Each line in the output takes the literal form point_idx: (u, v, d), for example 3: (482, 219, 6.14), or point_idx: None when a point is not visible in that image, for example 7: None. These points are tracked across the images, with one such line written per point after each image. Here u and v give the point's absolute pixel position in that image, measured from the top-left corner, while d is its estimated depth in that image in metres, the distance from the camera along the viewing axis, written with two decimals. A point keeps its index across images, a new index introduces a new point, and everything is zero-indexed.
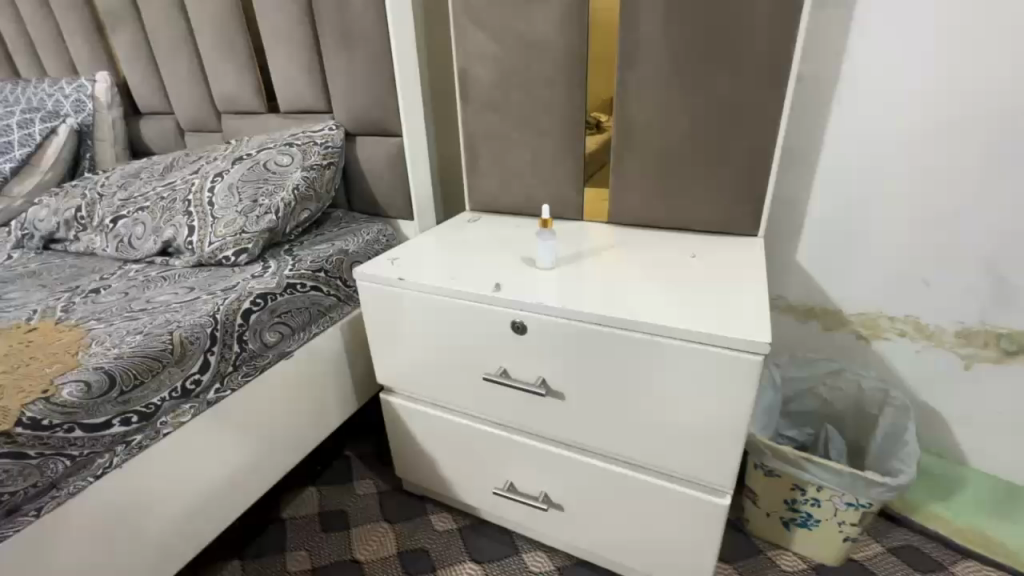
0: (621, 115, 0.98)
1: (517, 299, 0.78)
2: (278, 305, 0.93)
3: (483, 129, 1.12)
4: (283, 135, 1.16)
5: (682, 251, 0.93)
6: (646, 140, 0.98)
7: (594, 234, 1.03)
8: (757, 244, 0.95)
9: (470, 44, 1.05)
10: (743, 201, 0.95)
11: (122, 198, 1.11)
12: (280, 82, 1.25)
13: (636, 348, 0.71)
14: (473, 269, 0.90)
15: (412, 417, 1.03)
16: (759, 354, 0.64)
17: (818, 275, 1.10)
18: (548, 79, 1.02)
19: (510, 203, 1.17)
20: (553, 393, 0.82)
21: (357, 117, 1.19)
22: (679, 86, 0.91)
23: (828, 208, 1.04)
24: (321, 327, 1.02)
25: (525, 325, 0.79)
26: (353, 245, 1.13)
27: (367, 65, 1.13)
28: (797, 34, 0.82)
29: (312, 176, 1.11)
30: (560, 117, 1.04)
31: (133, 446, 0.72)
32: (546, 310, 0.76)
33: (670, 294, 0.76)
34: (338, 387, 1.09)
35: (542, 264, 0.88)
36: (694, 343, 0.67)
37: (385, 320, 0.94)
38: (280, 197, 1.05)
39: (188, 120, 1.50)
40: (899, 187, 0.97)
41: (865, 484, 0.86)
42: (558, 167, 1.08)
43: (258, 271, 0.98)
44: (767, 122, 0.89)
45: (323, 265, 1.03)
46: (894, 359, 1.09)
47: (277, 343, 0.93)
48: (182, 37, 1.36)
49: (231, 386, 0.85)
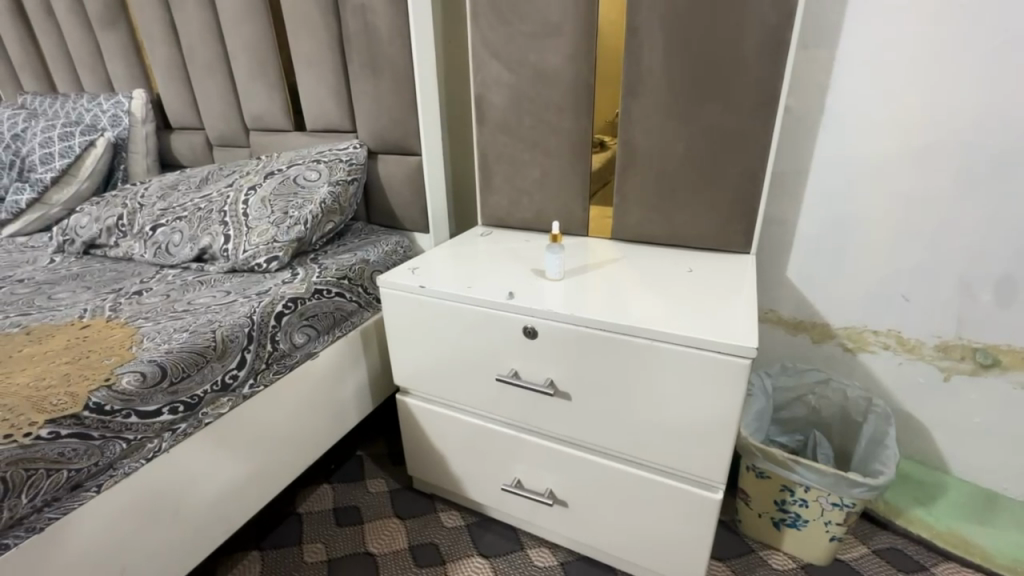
0: (625, 140, 1.07)
1: (528, 306, 0.86)
2: (306, 309, 1.01)
3: (496, 150, 1.21)
4: (311, 153, 1.25)
5: (680, 265, 1.01)
6: (648, 163, 1.06)
7: (597, 249, 1.12)
8: (748, 260, 1.04)
9: (487, 72, 1.15)
10: (736, 220, 1.03)
11: (161, 208, 1.20)
12: (309, 104, 1.35)
13: (637, 351, 0.79)
14: (488, 278, 0.98)
15: (425, 415, 1.10)
16: (748, 358, 0.71)
17: (807, 290, 1.18)
18: (557, 106, 1.11)
19: (519, 218, 1.26)
20: (560, 394, 0.89)
21: (379, 136, 1.29)
22: (677, 115, 1.00)
23: (815, 227, 1.12)
24: (343, 330, 1.10)
25: (536, 329, 0.86)
26: (373, 255, 1.22)
27: (390, 90, 1.22)
28: (785, 72, 0.92)
29: (337, 191, 1.20)
30: (568, 141, 1.13)
31: (179, 433, 0.80)
32: (555, 316, 0.84)
33: (667, 303, 0.84)
34: (355, 387, 1.16)
35: (551, 275, 0.96)
36: (689, 346, 0.74)
37: (404, 324, 1.02)
38: (308, 209, 1.14)
39: (217, 135, 1.60)
40: (879, 211, 1.06)
41: (848, 485, 0.92)
42: (566, 187, 1.17)
43: (288, 277, 1.06)
44: (757, 150, 0.97)
45: (347, 273, 1.12)
46: (878, 369, 1.16)
47: (305, 344, 1.00)
48: (216, 60, 1.46)
49: (264, 382, 0.93)
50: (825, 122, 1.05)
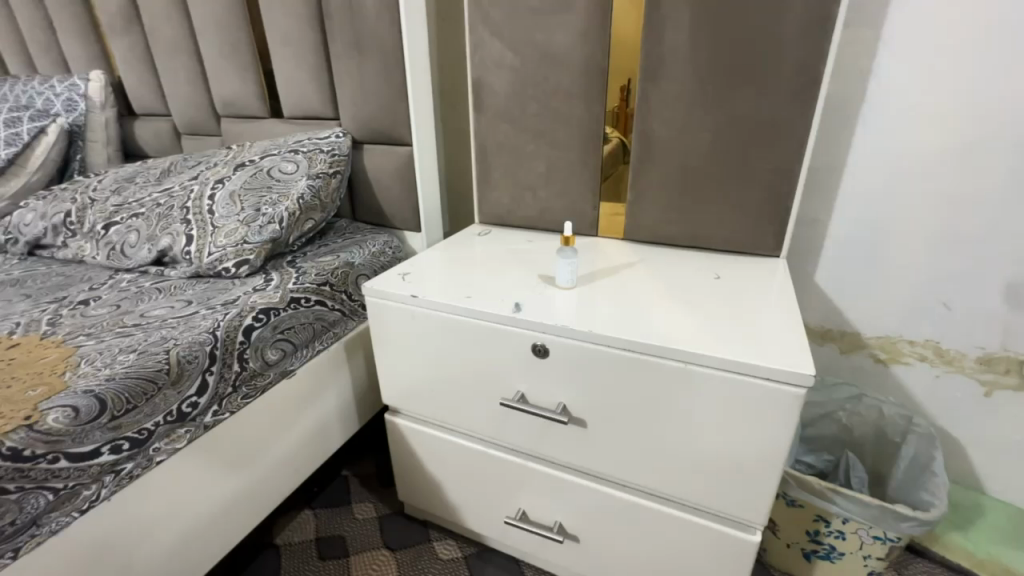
0: (643, 129, 0.95)
1: (539, 321, 0.74)
2: (281, 321, 0.88)
3: (496, 140, 1.09)
4: (287, 142, 1.12)
5: (705, 272, 0.90)
6: (667, 157, 0.94)
7: (609, 252, 1.00)
8: (779, 266, 0.93)
9: (486, 53, 1.02)
10: (766, 220, 0.92)
11: (115, 204, 1.05)
12: (286, 88, 1.21)
13: (666, 376, 0.67)
14: (489, 287, 0.86)
15: (418, 438, 0.98)
16: (803, 387, 0.60)
17: (836, 297, 1.08)
18: (566, 91, 0.99)
19: (521, 216, 1.14)
20: (575, 420, 0.78)
21: (365, 124, 1.15)
22: (703, 101, 0.88)
23: (848, 229, 1.02)
24: (324, 344, 0.97)
25: (547, 348, 0.75)
26: (359, 257, 1.09)
27: (377, 72, 1.09)
28: (829, 52, 0.80)
29: (317, 185, 1.07)
30: (578, 131, 1.01)
31: (122, 476, 0.67)
32: (571, 334, 0.72)
33: (698, 318, 0.73)
34: (339, 406, 1.03)
35: (561, 283, 0.84)
36: (731, 372, 0.63)
37: (394, 338, 0.90)
38: (284, 206, 1.01)
39: (185, 122, 1.44)
40: (920, 211, 0.96)
41: (895, 518, 0.83)
42: (574, 182, 1.05)
43: (260, 284, 0.93)
44: (794, 141, 0.86)
45: (328, 278, 0.99)
46: (912, 383, 1.07)
47: (279, 361, 0.88)
48: (182, 38, 1.31)
49: (230, 408, 0.80)
50: (864, 112, 0.94)
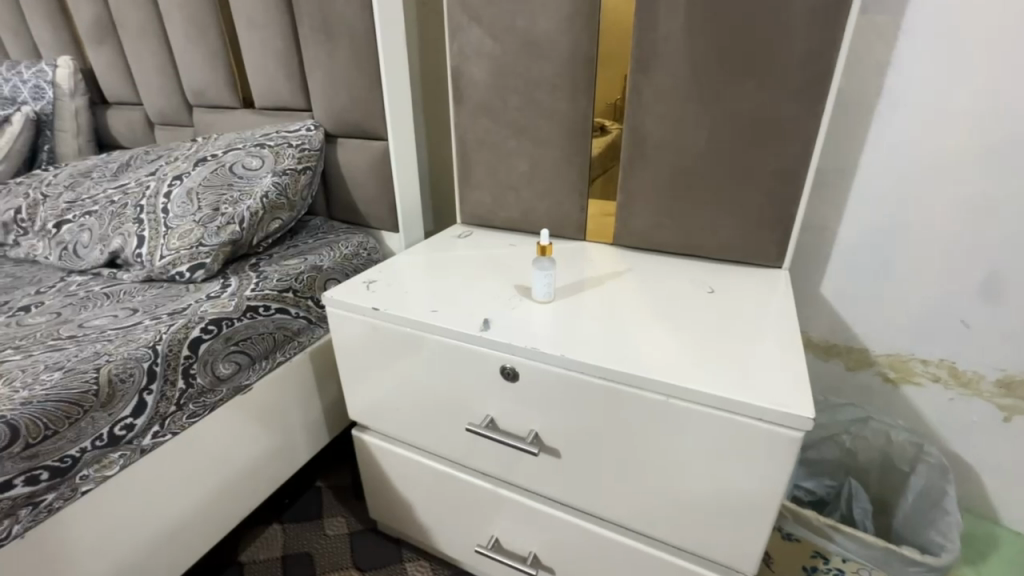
0: (634, 126, 0.86)
1: (508, 342, 0.66)
2: (234, 332, 0.81)
3: (477, 136, 1.01)
4: (254, 135, 1.04)
5: (698, 285, 0.82)
6: (660, 157, 0.86)
7: (596, 259, 0.92)
8: (780, 278, 0.85)
9: (465, 40, 0.94)
10: (768, 228, 0.84)
11: (68, 200, 0.99)
12: (256, 77, 1.13)
13: (646, 409, 0.60)
14: (460, 300, 0.78)
15: (386, 456, 0.91)
16: (799, 431, 0.52)
17: (843, 310, 0.99)
18: (551, 83, 0.90)
19: (503, 217, 1.06)
20: (547, 450, 0.71)
21: (338, 117, 1.08)
22: (700, 96, 0.80)
23: (859, 238, 0.93)
24: (286, 354, 0.91)
25: (517, 372, 0.67)
26: (329, 260, 1.02)
27: (349, 60, 1.01)
28: (842, 42, 0.71)
29: (283, 182, 0.99)
30: (564, 127, 0.92)
31: (41, 509, 0.61)
32: (542, 357, 0.64)
33: (687, 343, 0.65)
34: (305, 419, 0.97)
35: (538, 297, 0.76)
36: (718, 410, 0.56)
37: (357, 352, 0.83)
38: (245, 205, 0.94)
39: (156, 111, 1.37)
40: (940, 220, 0.87)
41: (900, 561, 0.75)
42: (559, 182, 0.97)
43: (215, 291, 0.86)
44: (799, 142, 0.77)
45: (291, 284, 0.92)
46: (923, 404, 0.98)
47: (232, 375, 0.82)
48: (148, 21, 1.23)
49: (173, 429, 0.74)
50: (879, 109, 0.85)
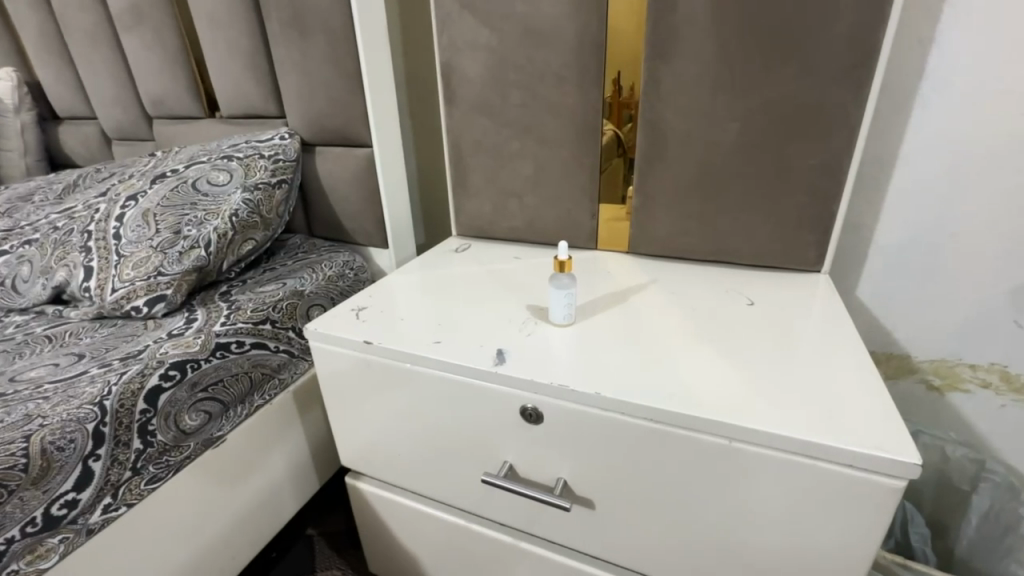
0: (652, 121, 0.77)
1: (530, 380, 0.56)
2: (202, 375, 0.70)
3: (472, 138, 0.91)
4: (220, 147, 0.93)
5: (735, 296, 0.73)
6: (683, 154, 0.77)
7: (613, 271, 0.83)
8: (821, 283, 0.76)
9: (456, 31, 0.84)
10: (807, 229, 0.75)
11: (5, 228, 0.86)
12: (222, 81, 1.02)
13: (703, 454, 0.50)
14: (467, 326, 0.67)
15: (384, 507, 0.80)
16: (900, 479, 0.43)
17: (881, 314, 0.90)
18: (555, 75, 0.80)
19: (504, 227, 0.96)
20: (578, 501, 0.60)
21: (315, 123, 0.96)
22: (728, 84, 0.71)
23: (898, 234, 0.84)
24: (266, 396, 0.79)
25: (541, 414, 0.57)
26: (312, 283, 0.91)
27: (324, 58, 0.90)
28: (891, 16, 0.62)
29: (255, 198, 0.88)
30: (571, 125, 0.83)
31: None
32: (574, 397, 0.54)
33: (741, 370, 0.55)
34: (290, 467, 0.85)
35: (557, 319, 0.66)
36: (796, 455, 0.46)
37: (348, 392, 0.71)
38: (212, 226, 0.82)
39: (112, 125, 1.24)
40: (989, 212, 0.78)
41: None
42: (567, 186, 0.87)
43: (178, 327, 0.75)
44: (842, 131, 0.68)
45: (268, 314, 0.81)
46: (974, 415, 0.89)
47: (201, 427, 0.70)
48: (98, 25, 1.11)
49: (128, 499, 0.61)
50: (922, 91, 0.76)
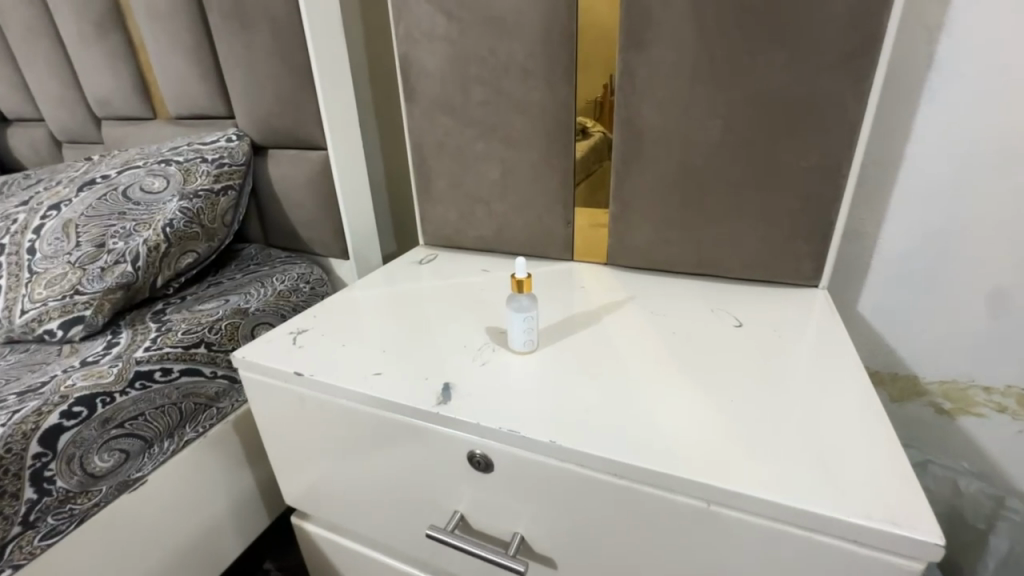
0: (627, 118, 0.69)
1: (477, 423, 0.48)
2: (116, 410, 0.62)
3: (434, 139, 0.83)
4: (159, 150, 0.85)
5: (721, 316, 0.64)
6: (663, 155, 0.68)
7: (589, 286, 0.74)
8: (819, 300, 0.68)
9: (412, 21, 0.75)
10: (802, 239, 0.67)
11: None
12: (167, 79, 0.94)
13: (677, 518, 0.42)
14: (414, 353, 0.59)
15: (332, 551, 0.71)
16: (916, 561, 0.35)
17: (886, 332, 0.82)
18: (520, 69, 0.72)
19: (472, 236, 0.87)
20: (538, 558, 0.52)
21: (264, 123, 0.88)
22: (711, 76, 0.62)
23: (905, 244, 0.76)
24: (201, 428, 0.70)
25: (490, 461, 0.49)
26: (259, 299, 0.82)
27: (271, 52, 0.81)
28: None
29: (195, 206, 0.80)
30: (539, 124, 0.75)
31: None
32: (528, 445, 0.46)
33: (727, 411, 0.47)
34: (233, 505, 0.76)
35: (517, 346, 0.58)
36: (789, 525, 0.38)
37: (284, 428, 0.62)
38: (141, 238, 0.74)
39: (59, 128, 1.16)
40: (1007, 220, 0.70)
41: None
42: (537, 191, 0.79)
43: (95, 353, 0.67)
44: (841, 130, 0.60)
45: (202, 336, 0.72)
46: (990, 442, 0.81)
47: (115, 469, 0.61)
48: (38, 20, 1.03)
49: (17, 558, 0.54)
50: (930, 84, 0.68)
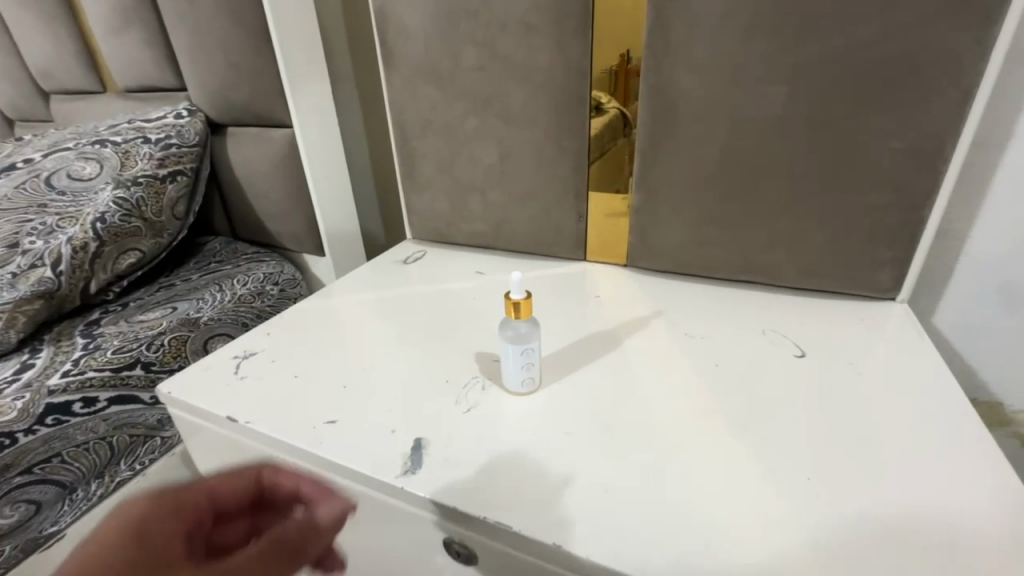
0: (658, 85, 0.53)
1: (460, 512, 0.36)
2: (19, 452, 0.51)
3: (417, 113, 0.68)
4: (95, 129, 0.73)
5: (777, 341, 0.50)
6: (702, 135, 0.54)
7: (606, 296, 0.60)
8: (899, 319, 0.53)
9: None
10: (882, 242, 0.52)
11: None
12: (109, 45, 0.80)
13: None
14: (383, 392, 0.46)
15: None
16: None
17: (967, 351, 0.67)
18: (519, 23, 0.57)
19: (465, 230, 0.74)
20: None
21: (218, 96, 0.74)
22: (773, 27, 0.47)
23: (1003, 246, 0.60)
24: (138, 467, 0.57)
25: (472, 553, 0.37)
26: (214, 306, 0.69)
27: (217, 7, 0.67)
28: None
29: (133, 197, 0.67)
30: (544, 94, 0.60)
31: None
32: (530, 545, 0.34)
33: (804, 503, 0.34)
34: None
35: (514, 386, 0.44)
36: None
37: None
38: (64, 240, 0.63)
39: (7, 104, 1.03)
40: None
41: None
42: (542, 177, 0.64)
43: (5, 379, 0.57)
44: (951, 97, 0.45)
45: (138, 355, 0.60)
46: None
47: (20, 526, 0.50)
48: None
49: None
50: None
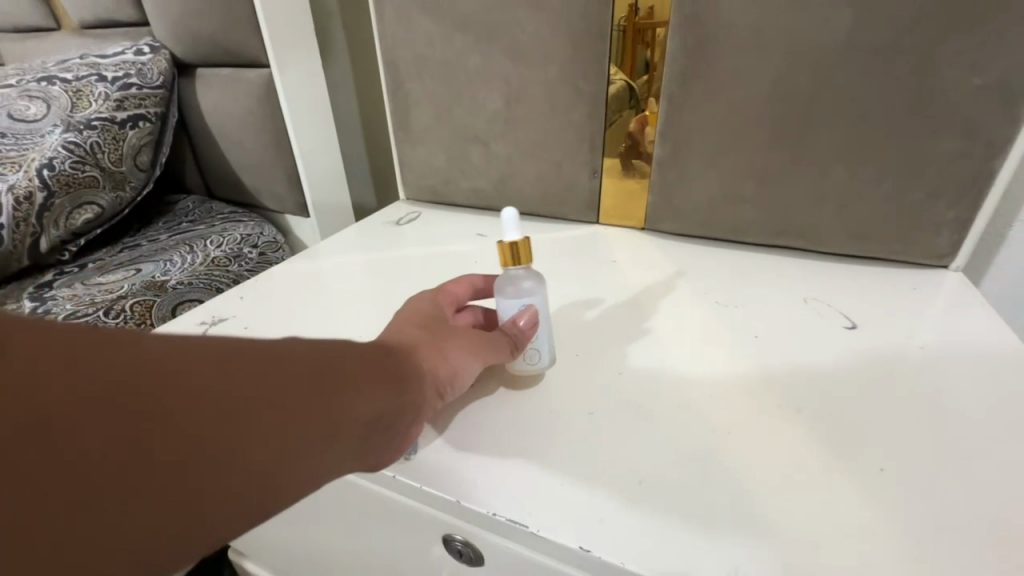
0: (695, 12, 0.46)
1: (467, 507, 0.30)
2: None
3: (411, 51, 0.60)
4: (43, 66, 0.64)
5: (821, 311, 0.44)
6: (743, 73, 0.46)
7: (625, 260, 0.54)
8: (956, 288, 0.47)
9: None
10: (944, 199, 0.45)
11: None
12: None
13: None
14: None
15: None
16: None
17: None
18: None
19: (464, 188, 0.66)
20: None
21: (184, 30, 0.65)
22: None
23: None
24: None
25: (481, 553, 0.32)
26: (184, 269, 0.62)
27: None
28: None
29: (86, 143, 0.59)
30: (559, 25, 0.52)
31: None
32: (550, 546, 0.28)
33: (876, 500, 0.29)
34: None
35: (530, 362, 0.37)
36: None
37: None
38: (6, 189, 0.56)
39: None
40: None
41: None
42: (553, 126, 0.57)
43: None
44: None
45: (95, 321, 0.53)
46: None
47: None
48: None
49: None
50: None
